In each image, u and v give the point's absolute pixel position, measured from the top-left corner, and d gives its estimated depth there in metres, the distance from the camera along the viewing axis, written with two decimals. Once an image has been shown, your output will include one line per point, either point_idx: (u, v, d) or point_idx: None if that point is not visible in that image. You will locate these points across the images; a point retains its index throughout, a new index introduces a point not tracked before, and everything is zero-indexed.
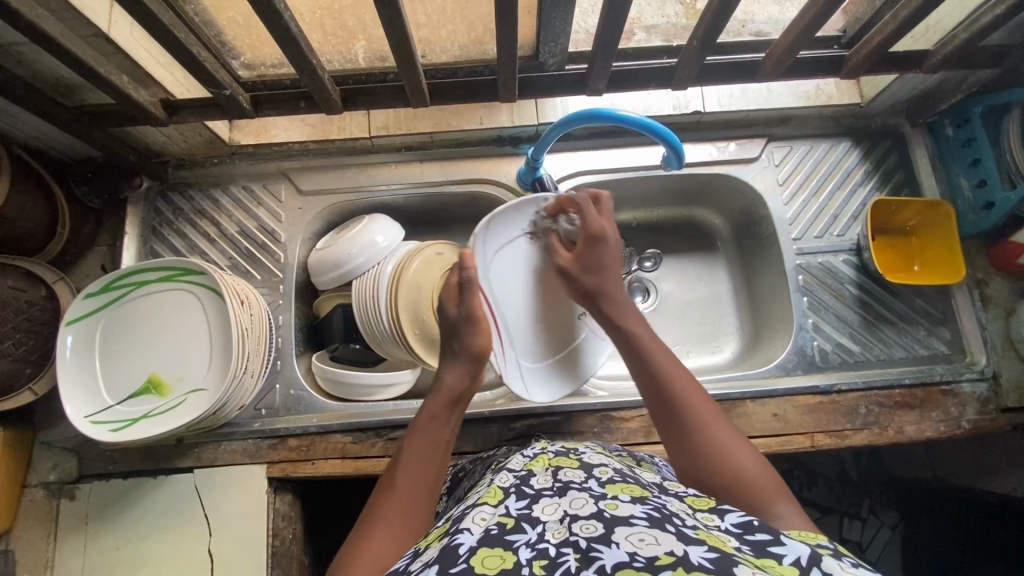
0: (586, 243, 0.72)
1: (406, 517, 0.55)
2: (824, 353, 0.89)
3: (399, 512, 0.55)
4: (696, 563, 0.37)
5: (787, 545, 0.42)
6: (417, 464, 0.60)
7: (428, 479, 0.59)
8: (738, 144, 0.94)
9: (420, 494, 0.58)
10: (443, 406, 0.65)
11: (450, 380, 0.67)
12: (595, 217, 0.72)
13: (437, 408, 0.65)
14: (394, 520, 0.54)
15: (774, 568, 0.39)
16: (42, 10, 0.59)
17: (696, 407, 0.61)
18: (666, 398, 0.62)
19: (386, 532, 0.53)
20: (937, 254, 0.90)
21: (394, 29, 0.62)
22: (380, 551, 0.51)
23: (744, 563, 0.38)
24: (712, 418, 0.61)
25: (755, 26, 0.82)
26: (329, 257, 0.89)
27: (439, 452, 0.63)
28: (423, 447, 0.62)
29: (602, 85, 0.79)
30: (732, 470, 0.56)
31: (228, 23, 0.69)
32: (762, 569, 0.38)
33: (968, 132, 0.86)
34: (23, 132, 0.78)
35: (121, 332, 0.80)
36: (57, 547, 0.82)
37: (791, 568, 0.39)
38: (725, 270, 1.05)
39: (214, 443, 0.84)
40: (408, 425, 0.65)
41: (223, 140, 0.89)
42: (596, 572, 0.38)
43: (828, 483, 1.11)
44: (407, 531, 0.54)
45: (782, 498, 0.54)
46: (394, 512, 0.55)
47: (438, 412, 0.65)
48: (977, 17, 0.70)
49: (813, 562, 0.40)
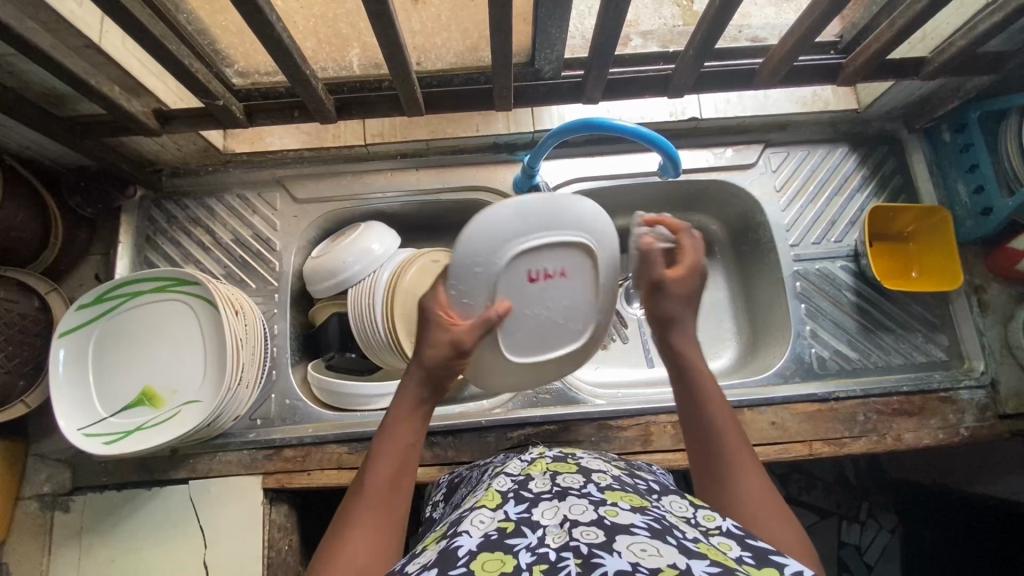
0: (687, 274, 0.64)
1: (382, 520, 0.53)
2: (822, 360, 0.89)
3: (377, 514, 0.53)
4: None
5: (789, 558, 0.41)
6: (390, 458, 0.56)
7: (400, 477, 0.56)
8: (735, 150, 0.94)
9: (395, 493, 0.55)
10: (409, 409, 0.60)
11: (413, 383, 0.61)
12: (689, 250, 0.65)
13: (406, 410, 0.60)
14: (369, 522, 0.52)
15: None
16: (33, 22, 0.58)
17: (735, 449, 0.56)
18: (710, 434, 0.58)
19: (363, 535, 0.51)
20: (934, 260, 0.90)
21: (387, 40, 0.62)
22: (358, 558, 0.50)
23: None
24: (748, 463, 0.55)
25: (752, 31, 0.82)
26: (324, 266, 0.88)
27: (412, 451, 0.59)
28: (396, 448, 0.57)
29: (597, 94, 0.78)
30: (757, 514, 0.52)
31: (222, 32, 0.69)
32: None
33: (965, 138, 0.86)
34: (15, 141, 0.77)
35: (113, 345, 0.79)
36: (50, 559, 0.81)
37: None
38: (722, 277, 1.04)
39: (209, 454, 0.84)
40: (378, 428, 0.60)
41: (217, 148, 0.89)
42: None
43: (826, 486, 1.10)
44: (384, 533, 0.53)
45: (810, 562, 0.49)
46: (370, 514, 0.53)
47: (405, 413, 0.59)
48: (974, 24, 0.70)
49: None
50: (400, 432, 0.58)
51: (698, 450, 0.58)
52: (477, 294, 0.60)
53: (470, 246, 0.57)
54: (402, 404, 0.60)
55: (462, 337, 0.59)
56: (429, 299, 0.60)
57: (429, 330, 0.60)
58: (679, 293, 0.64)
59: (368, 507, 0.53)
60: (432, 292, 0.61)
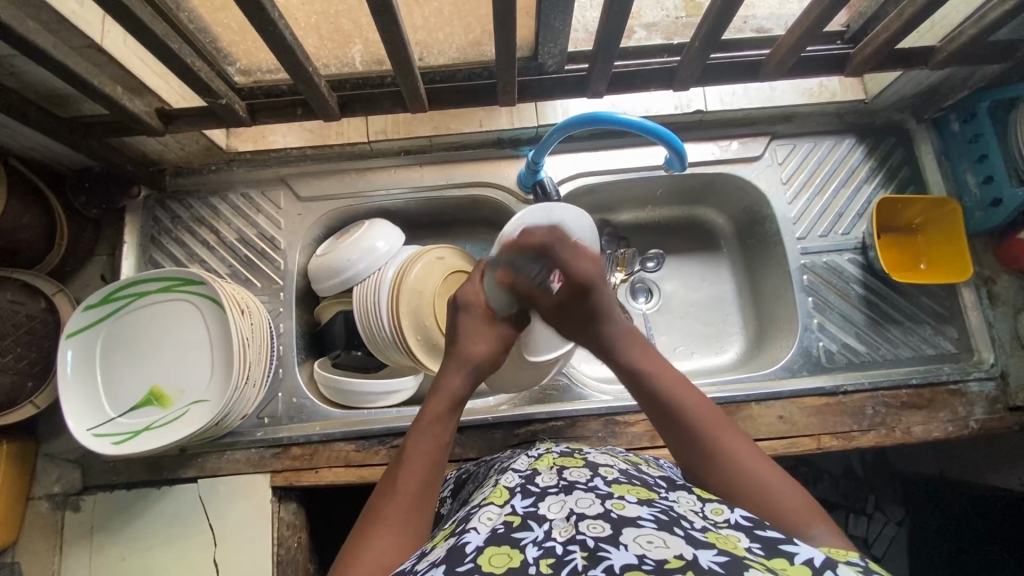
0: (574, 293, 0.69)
1: (406, 517, 0.53)
2: (830, 354, 0.88)
3: (401, 508, 0.53)
4: (706, 567, 0.37)
5: (798, 545, 0.41)
6: (416, 464, 0.57)
7: (425, 480, 0.56)
8: (741, 143, 0.93)
9: (418, 493, 0.55)
10: (442, 414, 0.62)
11: (450, 385, 0.65)
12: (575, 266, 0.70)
13: (438, 410, 0.62)
14: (392, 520, 0.52)
15: (784, 569, 0.38)
16: (34, 22, 0.58)
17: (713, 429, 0.57)
18: (680, 424, 0.59)
19: (386, 530, 0.51)
20: (944, 251, 0.89)
21: (389, 33, 0.61)
22: (382, 550, 0.49)
23: (755, 567, 0.37)
24: (729, 436, 0.57)
25: (757, 22, 0.80)
26: (329, 264, 0.88)
27: (440, 455, 0.59)
28: (423, 450, 0.58)
29: (602, 87, 0.78)
30: (755, 483, 0.53)
31: (223, 29, 0.68)
32: (773, 572, 0.37)
33: (974, 127, 0.85)
34: (18, 142, 0.77)
35: (122, 346, 0.79)
36: (62, 559, 0.82)
37: (802, 567, 0.39)
38: (728, 271, 1.04)
39: (217, 453, 0.84)
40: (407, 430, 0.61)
41: (220, 147, 0.88)
42: (603, 572, 0.37)
43: (833, 479, 1.10)
44: (406, 534, 0.52)
45: (817, 519, 0.50)
46: (395, 508, 0.53)
47: (440, 414, 0.62)
48: (983, 14, 0.69)
49: (826, 565, 0.39)
50: (428, 433, 0.60)
51: (678, 444, 0.59)
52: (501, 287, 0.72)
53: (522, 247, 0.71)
54: (429, 412, 0.62)
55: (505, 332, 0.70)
56: (468, 295, 0.71)
57: (472, 326, 0.69)
58: (572, 310, 0.70)
59: (390, 508, 0.53)
60: (470, 288, 0.71)
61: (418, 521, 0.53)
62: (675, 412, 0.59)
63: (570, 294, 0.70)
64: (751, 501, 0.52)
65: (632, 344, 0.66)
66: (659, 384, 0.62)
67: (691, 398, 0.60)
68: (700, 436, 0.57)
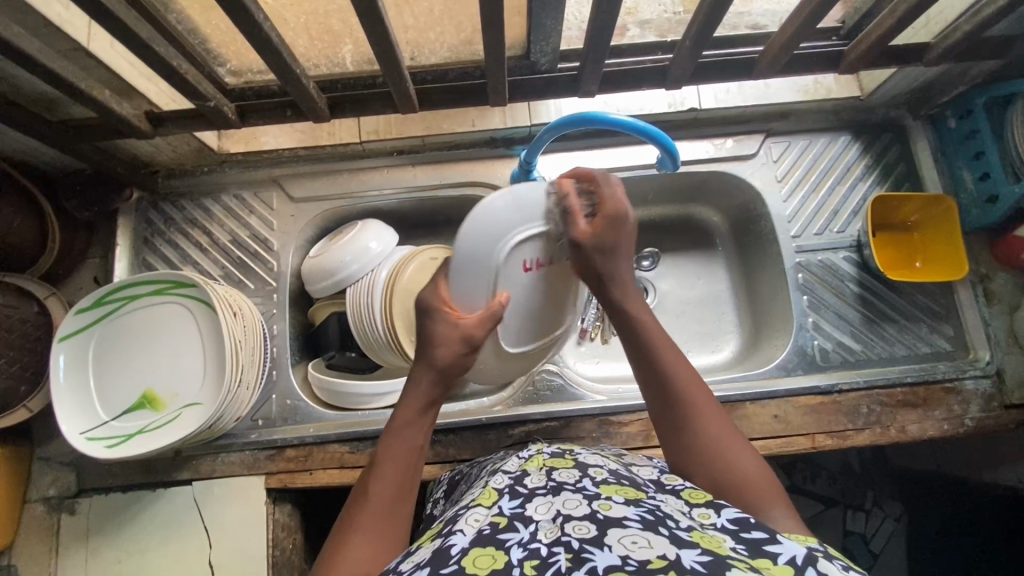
0: (608, 223, 0.60)
1: (383, 524, 0.53)
2: (825, 352, 0.88)
3: (378, 517, 0.53)
4: (688, 566, 0.37)
5: (782, 544, 0.41)
6: (393, 469, 0.57)
7: (405, 486, 0.56)
8: (736, 140, 0.92)
9: (397, 499, 0.55)
10: (418, 417, 0.60)
11: (416, 388, 0.61)
12: (615, 194, 0.60)
13: (409, 415, 0.60)
14: (372, 527, 0.52)
15: (768, 569, 0.38)
16: (19, 25, 0.58)
17: (696, 405, 0.58)
18: (669, 397, 0.59)
19: (364, 538, 0.51)
20: (937, 249, 0.89)
21: (376, 35, 0.60)
22: (359, 560, 0.49)
23: (737, 566, 0.37)
24: (711, 416, 0.58)
25: (752, 18, 0.79)
26: (321, 266, 0.88)
27: (416, 458, 0.59)
28: (402, 457, 0.58)
29: (594, 86, 0.77)
30: (725, 464, 0.54)
31: (213, 31, 0.67)
32: (754, 570, 0.37)
33: (972, 123, 0.84)
34: (9, 146, 0.77)
35: (111, 350, 0.79)
36: (57, 561, 0.82)
37: (784, 568, 0.38)
38: (724, 269, 1.03)
39: (211, 455, 0.84)
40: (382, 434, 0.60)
41: (211, 148, 0.90)
42: (587, 573, 0.37)
43: (831, 475, 1.07)
44: (384, 541, 0.52)
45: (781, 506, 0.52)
46: (370, 517, 0.53)
47: (414, 420, 0.60)
48: (979, 8, 0.68)
49: (808, 561, 0.39)
50: (405, 440, 0.59)
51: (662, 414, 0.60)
52: (474, 284, 0.61)
53: (470, 239, 0.59)
54: (400, 419, 0.60)
55: (472, 331, 0.61)
56: (433, 293, 0.63)
57: (437, 327, 0.62)
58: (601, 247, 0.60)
59: (368, 515, 0.53)
60: (433, 286, 0.63)
61: (397, 528, 0.54)
62: (666, 385, 0.59)
63: (607, 228, 0.60)
64: (718, 479, 0.54)
65: (639, 308, 0.63)
66: (656, 354, 0.60)
67: (685, 374, 0.59)
68: (684, 412, 0.58)
